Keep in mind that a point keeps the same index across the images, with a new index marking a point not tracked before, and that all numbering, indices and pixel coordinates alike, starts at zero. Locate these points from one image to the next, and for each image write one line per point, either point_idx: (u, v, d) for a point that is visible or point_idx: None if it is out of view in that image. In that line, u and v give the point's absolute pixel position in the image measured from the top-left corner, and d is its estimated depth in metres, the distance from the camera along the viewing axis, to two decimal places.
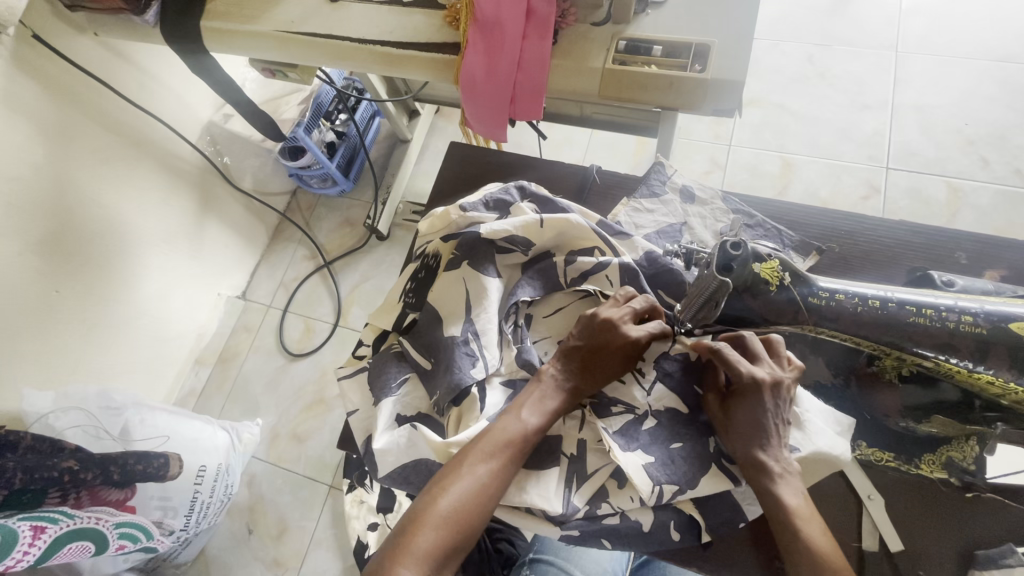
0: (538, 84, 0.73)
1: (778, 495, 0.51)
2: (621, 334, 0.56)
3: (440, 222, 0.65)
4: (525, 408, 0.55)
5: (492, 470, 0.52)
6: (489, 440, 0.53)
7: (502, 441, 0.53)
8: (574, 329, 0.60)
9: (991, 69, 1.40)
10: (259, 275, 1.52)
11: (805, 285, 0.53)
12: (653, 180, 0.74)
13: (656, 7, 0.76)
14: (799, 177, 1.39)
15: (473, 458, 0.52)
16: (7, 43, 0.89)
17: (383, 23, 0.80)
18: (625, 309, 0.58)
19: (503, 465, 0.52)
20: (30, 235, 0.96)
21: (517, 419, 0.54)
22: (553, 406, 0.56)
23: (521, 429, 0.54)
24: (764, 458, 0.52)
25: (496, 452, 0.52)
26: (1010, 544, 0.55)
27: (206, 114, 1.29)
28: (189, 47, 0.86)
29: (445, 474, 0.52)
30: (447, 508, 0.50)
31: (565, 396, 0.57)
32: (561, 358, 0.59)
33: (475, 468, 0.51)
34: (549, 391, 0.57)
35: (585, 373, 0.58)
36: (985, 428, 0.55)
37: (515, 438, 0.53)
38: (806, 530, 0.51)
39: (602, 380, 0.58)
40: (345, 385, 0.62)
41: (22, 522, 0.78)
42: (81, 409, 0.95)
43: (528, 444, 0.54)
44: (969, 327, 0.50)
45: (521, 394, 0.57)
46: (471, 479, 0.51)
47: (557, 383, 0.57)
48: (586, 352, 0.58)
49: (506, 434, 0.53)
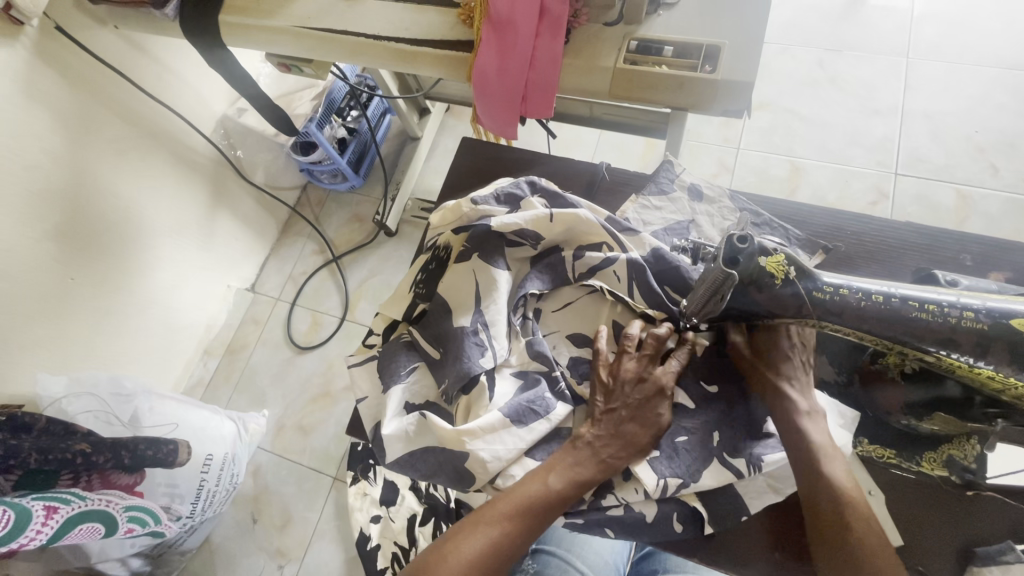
0: (550, 82, 0.75)
1: (807, 433, 0.54)
2: (652, 381, 0.57)
3: (451, 215, 0.66)
4: (552, 472, 0.54)
5: (510, 530, 0.52)
6: (510, 500, 0.53)
7: (523, 502, 0.52)
8: (599, 393, 0.58)
9: (1001, 77, 1.39)
10: (268, 268, 1.54)
11: (809, 279, 0.53)
12: (661, 178, 0.75)
13: (668, 7, 0.77)
14: (807, 182, 1.40)
15: (492, 516, 0.52)
16: (31, 36, 0.90)
17: (397, 20, 0.82)
18: (642, 359, 0.58)
19: (517, 527, 0.52)
20: (47, 222, 0.98)
21: (540, 483, 0.53)
22: (585, 474, 0.54)
23: (545, 492, 0.53)
24: (786, 386, 0.56)
25: (515, 512, 0.52)
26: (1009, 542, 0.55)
27: (220, 108, 1.31)
28: (208, 41, 0.88)
29: (463, 527, 0.53)
30: (460, 560, 0.50)
31: (600, 465, 0.54)
32: (594, 423, 0.56)
33: (493, 525, 0.52)
34: (582, 458, 0.55)
35: (622, 438, 0.55)
36: (985, 427, 0.53)
37: (537, 503, 0.52)
38: (829, 467, 0.53)
39: (639, 444, 0.55)
40: (355, 373, 0.63)
41: (36, 501, 0.79)
42: (93, 395, 0.98)
43: (549, 512, 0.53)
44: (971, 323, 0.50)
45: (553, 457, 0.55)
46: (485, 536, 0.51)
47: (594, 450, 0.55)
48: (620, 417, 0.56)
49: (528, 495, 0.53)
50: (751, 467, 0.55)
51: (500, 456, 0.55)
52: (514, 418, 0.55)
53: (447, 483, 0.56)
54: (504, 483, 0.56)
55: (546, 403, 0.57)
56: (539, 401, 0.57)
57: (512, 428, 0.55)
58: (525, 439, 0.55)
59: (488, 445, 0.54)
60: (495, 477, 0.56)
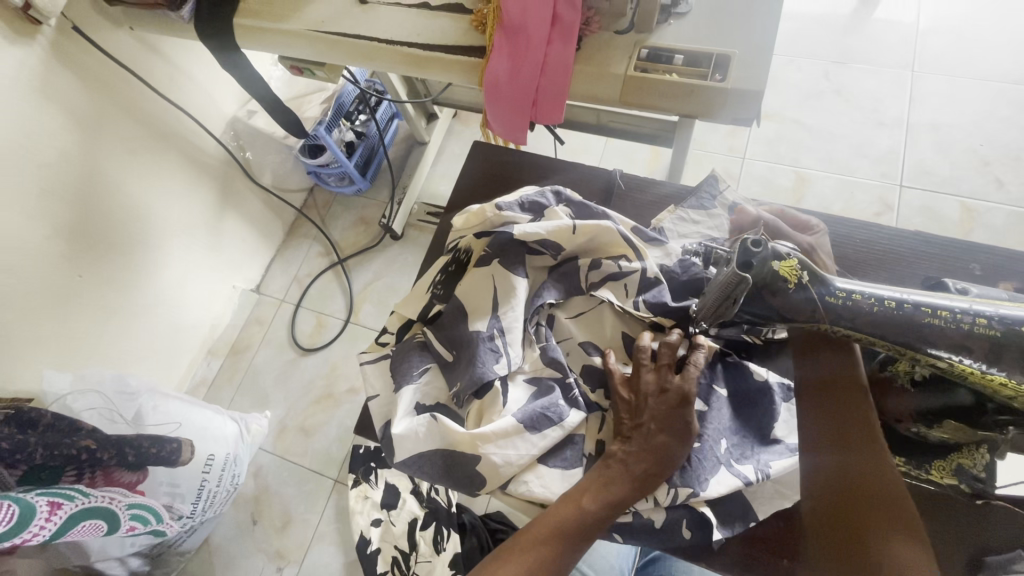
0: (561, 90, 0.76)
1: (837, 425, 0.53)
2: (675, 391, 0.55)
3: (475, 219, 0.66)
4: (585, 496, 0.53)
5: (548, 555, 0.52)
6: (545, 524, 0.53)
7: (557, 527, 0.52)
8: (623, 410, 0.57)
9: (1006, 91, 1.40)
10: (274, 270, 1.54)
11: (823, 284, 0.52)
12: (704, 193, 0.73)
13: (679, 17, 0.78)
14: (813, 192, 1.41)
15: (528, 542, 0.52)
16: (48, 35, 0.92)
17: (411, 25, 0.83)
18: (662, 370, 0.56)
19: (556, 550, 0.52)
20: (57, 220, 0.99)
21: (574, 506, 0.53)
22: (621, 494, 0.53)
23: (580, 515, 0.52)
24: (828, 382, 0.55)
25: (550, 537, 0.52)
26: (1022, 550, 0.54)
27: (231, 109, 1.32)
28: (222, 43, 0.89)
29: (499, 556, 0.53)
30: None
31: (634, 483, 0.53)
32: (625, 441, 0.55)
33: (531, 552, 0.52)
34: (616, 476, 0.54)
35: (653, 452, 0.54)
36: (996, 434, 0.51)
37: (572, 526, 0.52)
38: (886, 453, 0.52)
39: (670, 457, 0.53)
40: (367, 370, 0.64)
41: (40, 497, 0.78)
42: (97, 393, 0.99)
43: (587, 534, 0.52)
44: (983, 330, 0.48)
45: (584, 478, 0.55)
46: (524, 563, 0.52)
47: (626, 468, 0.54)
48: (650, 431, 0.54)
49: (563, 520, 0.52)
50: (759, 474, 0.54)
51: (511, 461, 0.54)
52: (528, 424, 0.55)
53: (455, 485, 0.56)
54: (515, 488, 0.56)
55: (559, 409, 0.56)
56: (552, 408, 0.56)
57: (525, 434, 0.55)
58: (538, 445, 0.55)
59: (500, 450, 0.54)
60: (506, 482, 0.56)
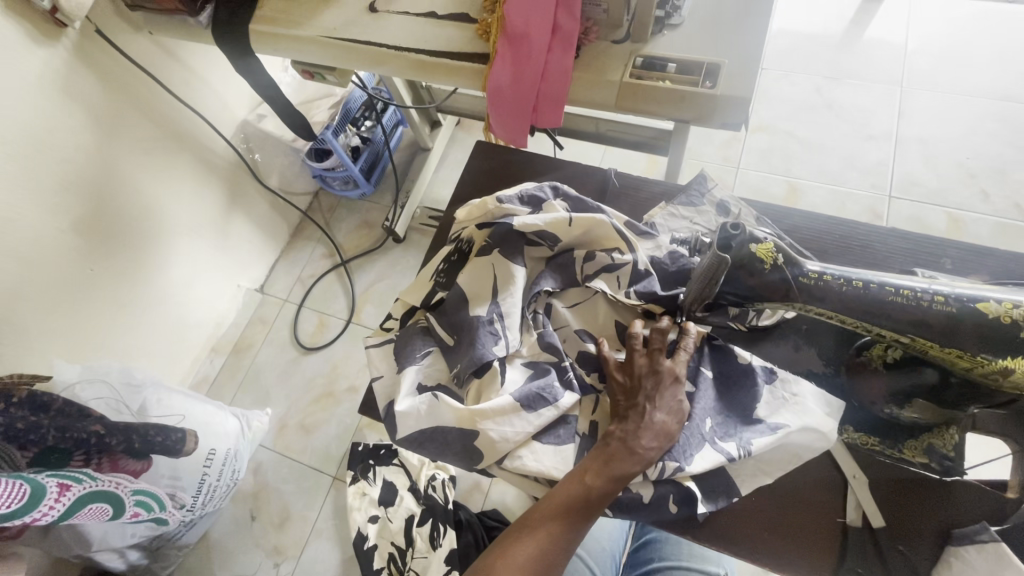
0: (559, 95, 0.80)
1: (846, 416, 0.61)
2: (666, 372, 0.58)
3: (477, 211, 0.70)
4: (588, 473, 0.55)
5: (556, 529, 0.55)
6: (553, 502, 0.55)
7: (565, 505, 0.55)
8: (618, 392, 0.59)
9: (991, 107, 1.45)
10: (278, 269, 1.58)
11: (797, 266, 0.55)
12: (693, 191, 0.77)
13: (672, 28, 0.82)
14: (805, 202, 1.45)
15: (538, 521, 0.55)
16: (72, 38, 0.96)
17: (419, 33, 0.87)
18: (654, 354, 0.59)
19: (565, 524, 0.55)
20: (72, 214, 1.02)
21: (578, 483, 0.55)
22: (622, 469, 0.55)
23: (585, 493, 0.54)
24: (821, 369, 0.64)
25: (557, 514, 0.55)
26: (983, 523, 0.55)
27: (241, 113, 1.36)
28: (237, 50, 0.94)
29: (513, 533, 0.56)
30: (518, 560, 0.54)
31: (635, 458, 0.55)
32: (622, 421, 0.57)
33: (540, 529, 0.55)
34: (617, 453, 0.55)
35: (651, 429, 0.56)
36: (960, 412, 0.55)
37: (578, 502, 0.54)
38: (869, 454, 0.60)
39: (667, 431, 0.56)
40: (373, 353, 0.67)
41: (50, 478, 0.79)
42: (105, 382, 1.02)
43: (593, 508, 0.55)
44: (941, 306, 0.51)
45: (587, 457, 0.57)
46: (535, 538, 0.55)
47: (626, 446, 0.55)
48: (644, 410, 0.57)
49: (570, 497, 0.55)
50: (741, 450, 0.57)
51: (509, 437, 0.58)
52: (524, 402, 0.58)
53: (453, 460, 0.59)
54: (510, 463, 0.59)
55: (555, 391, 0.59)
56: (549, 389, 0.59)
57: (521, 412, 0.58)
58: (533, 423, 0.58)
59: (497, 426, 0.58)
60: (503, 458, 0.59)
